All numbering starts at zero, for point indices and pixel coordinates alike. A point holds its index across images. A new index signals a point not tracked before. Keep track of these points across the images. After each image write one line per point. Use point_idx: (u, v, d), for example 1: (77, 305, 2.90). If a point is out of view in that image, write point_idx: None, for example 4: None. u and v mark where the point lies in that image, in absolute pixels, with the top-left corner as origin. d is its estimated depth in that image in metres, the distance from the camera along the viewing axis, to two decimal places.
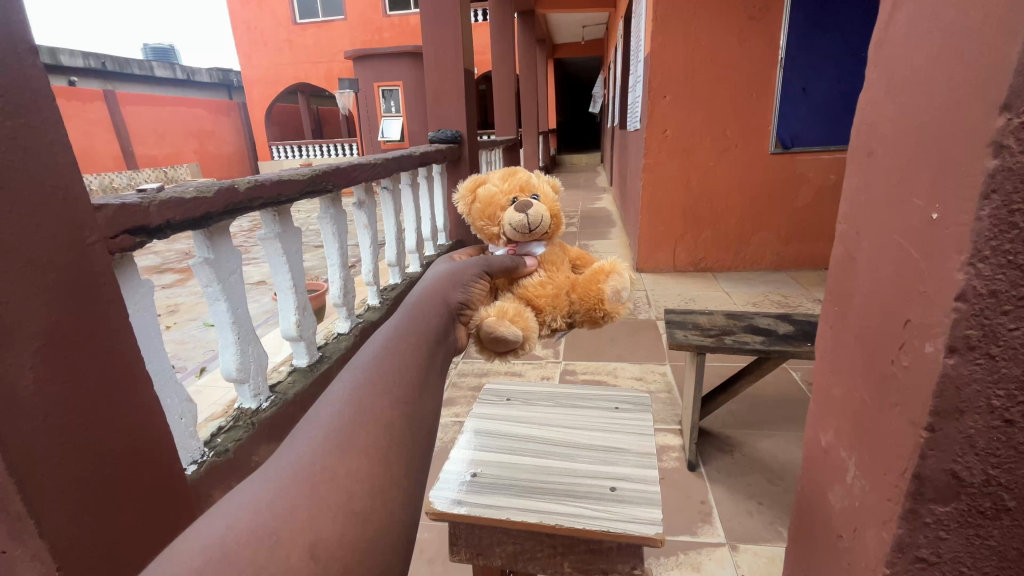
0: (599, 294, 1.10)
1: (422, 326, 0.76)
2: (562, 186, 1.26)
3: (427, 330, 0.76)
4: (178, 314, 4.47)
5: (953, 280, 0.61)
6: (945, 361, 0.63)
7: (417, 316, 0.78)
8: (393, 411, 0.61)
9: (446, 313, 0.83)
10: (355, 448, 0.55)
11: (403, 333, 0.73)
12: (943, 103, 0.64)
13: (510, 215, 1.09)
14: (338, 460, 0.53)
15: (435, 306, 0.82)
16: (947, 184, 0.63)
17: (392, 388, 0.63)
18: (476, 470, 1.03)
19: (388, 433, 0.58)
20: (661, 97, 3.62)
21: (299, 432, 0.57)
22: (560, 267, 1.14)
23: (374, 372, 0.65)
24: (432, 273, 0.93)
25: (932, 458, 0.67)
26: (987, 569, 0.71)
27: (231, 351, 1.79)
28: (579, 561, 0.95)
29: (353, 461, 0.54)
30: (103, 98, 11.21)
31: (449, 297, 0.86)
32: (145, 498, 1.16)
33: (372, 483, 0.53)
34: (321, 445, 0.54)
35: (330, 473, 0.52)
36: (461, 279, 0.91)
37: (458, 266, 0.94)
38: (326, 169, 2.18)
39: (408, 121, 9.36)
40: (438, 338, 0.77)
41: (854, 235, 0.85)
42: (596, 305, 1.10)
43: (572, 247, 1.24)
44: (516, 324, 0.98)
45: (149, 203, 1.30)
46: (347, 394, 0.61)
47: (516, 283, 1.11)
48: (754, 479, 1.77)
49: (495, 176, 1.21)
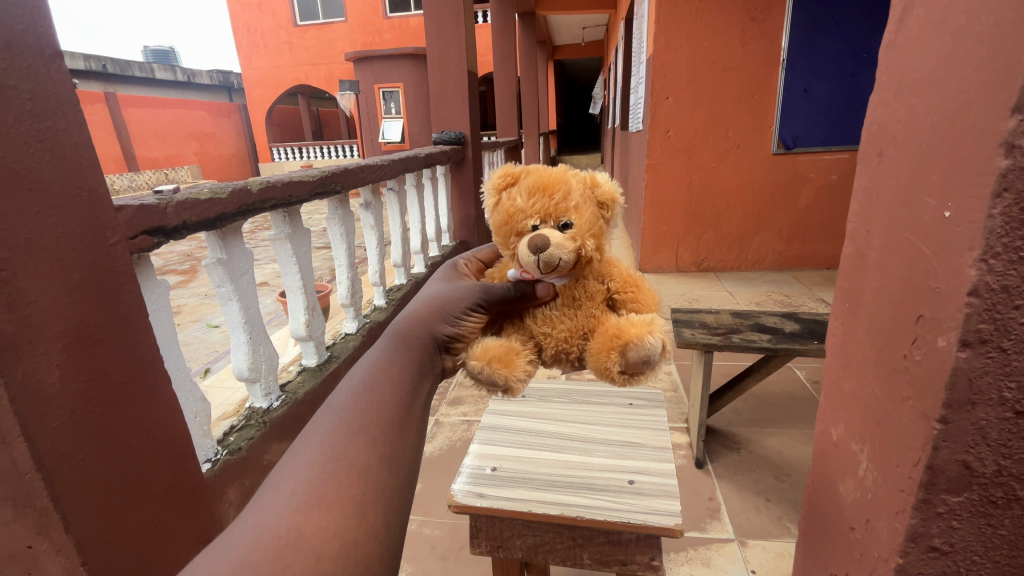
0: (610, 360, 0.95)
1: (403, 358, 0.89)
2: (616, 201, 1.10)
3: (409, 362, 0.89)
4: (183, 314, 4.49)
5: (966, 276, 0.63)
6: (958, 354, 0.65)
7: (400, 346, 0.92)
8: (367, 455, 0.71)
9: (429, 345, 0.95)
10: (326, 506, 0.63)
11: (384, 370, 0.85)
12: (954, 104, 0.66)
13: (520, 250, 0.99)
14: (306, 519, 0.61)
15: (420, 336, 0.95)
16: (958, 182, 0.65)
17: (368, 429, 0.74)
18: (494, 464, 1.04)
19: (360, 480, 0.68)
20: (664, 98, 3.64)
21: (278, 482, 0.66)
22: (582, 304, 1.05)
23: (354, 407, 0.77)
24: (423, 295, 1.05)
25: (945, 449, 0.69)
26: (998, 558, 0.73)
27: (243, 350, 1.81)
28: (599, 553, 0.96)
29: (320, 518, 0.62)
30: (105, 100, 11.23)
31: (434, 328, 0.97)
32: (166, 495, 1.19)
33: (341, 536, 0.62)
34: (289, 506, 0.62)
35: (297, 534, 0.60)
36: (449, 308, 0.99)
37: (449, 293, 1.02)
38: (334, 170, 2.20)
39: (408, 122, 9.41)
40: (419, 368, 0.90)
41: (864, 234, 0.87)
42: (602, 370, 0.97)
43: (619, 271, 1.10)
44: (496, 376, 0.94)
45: (166, 204, 1.31)
46: (317, 450, 0.70)
47: (528, 311, 1.07)
48: (761, 476, 1.79)
49: (527, 182, 1.08)
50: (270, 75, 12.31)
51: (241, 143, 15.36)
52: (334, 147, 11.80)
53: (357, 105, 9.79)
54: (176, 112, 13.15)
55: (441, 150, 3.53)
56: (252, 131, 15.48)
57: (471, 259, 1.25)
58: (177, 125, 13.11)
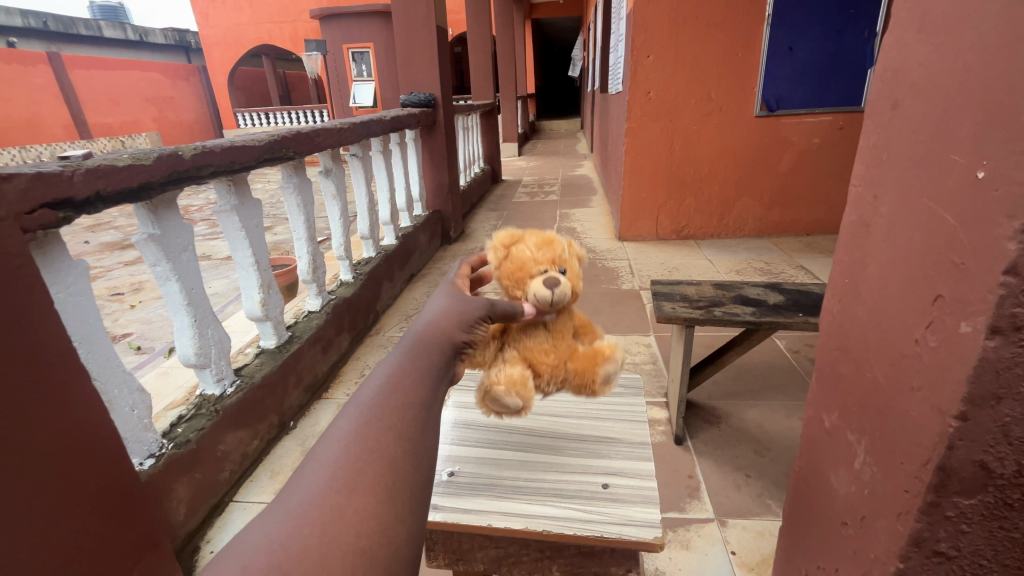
0: (594, 371, 0.97)
1: (423, 361, 0.67)
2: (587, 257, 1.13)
3: (430, 367, 0.67)
4: (143, 292, 4.25)
5: (1003, 251, 0.52)
6: (985, 343, 0.55)
7: (418, 352, 0.68)
8: (397, 447, 0.56)
9: (450, 353, 0.72)
10: (364, 485, 0.51)
11: (408, 373, 0.64)
12: (995, 38, 0.53)
13: (534, 287, 0.94)
14: (347, 498, 0.49)
15: (437, 343, 0.71)
16: (995, 137, 0.54)
17: (399, 420, 0.58)
18: (453, 468, 0.94)
19: (391, 469, 0.54)
20: (644, 57, 3.46)
21: (305, 465, 0.53)
22: (568, 331, 1.03)
23: (379, 406, 0.59)
24: (438, 301, 0.82)
25: (962, 448, 0.60)
26: (1007, 562, 0.66)
27: (188, 334, 1.65)
28: (569, 564, 0.87)
29: (362, 497, 0.50)
30: (48, 61, 10.37)
31: (450, 335, 0.74)
32: (87, 501, 1.07)
33: (382, 525, 0.50)
34: (329, 484, 0.50)
35: (339, 514, 0.48)
36: (465, 314, 0.79)
37: (470, 301, 0.81)
38: (285, 135, 2.00)
39: (380, 86, 8.97)
40: (441, 378, 0.67)
41: (871, 200, 0.76)
42: (583, 381, 0.97)
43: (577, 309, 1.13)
44: (519, 395, 0.90)
45: (72, 172, 1.14)
46: (354, 430, 0.56)
47: (517, 340, 0.99)
48: (741, 451, 1.74)
49: (530, 238, 1.05)
50: (230, 34, 11.55)
51: (203, 109, 14.52)
52: (302, 111, 11.18)
53: (325, 67, 9.26)
54: (129, 75, 12.28)
55: (409, 112, 3.31)
56: (213, 95, 14.61)
57: (462, 266, 1.00)
58: (131, 89, 12.26)
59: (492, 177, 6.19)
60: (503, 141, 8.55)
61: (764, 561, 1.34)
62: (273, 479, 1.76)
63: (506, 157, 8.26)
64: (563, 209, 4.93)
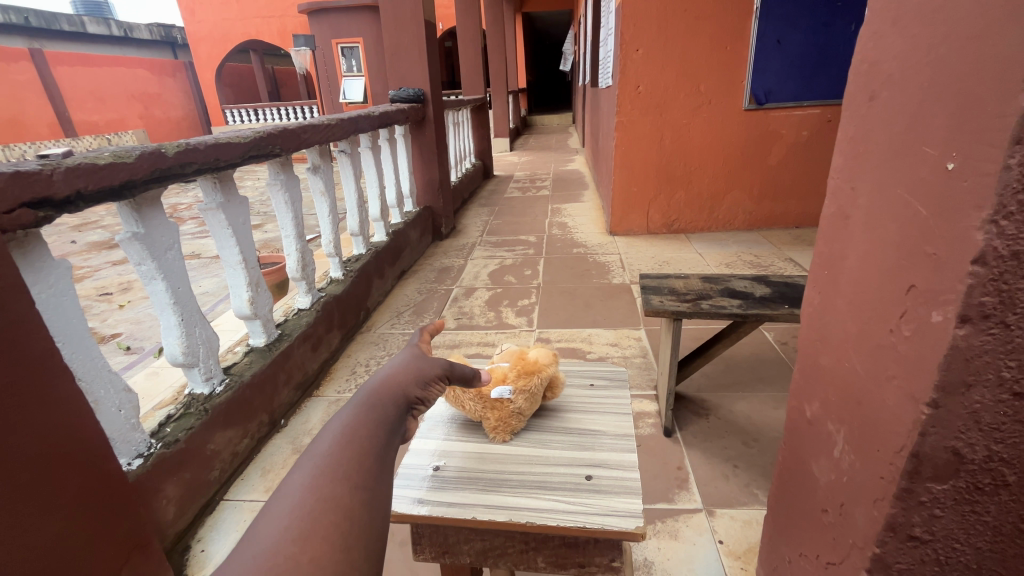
0: (535, 362, 1.05)
1: (378, 413, 0.67)
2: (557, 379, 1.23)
3: (381, 420, 0.66)
4: (132, 291, 4.21)
5: (972, 241, 0.53)
6: (956, 332, 0.56)
7: (373, 405, 0.68)
8: (353, 495, 0.56)
9: (401, 407, 0.70)
10: (319, 533, 0.51)
11: (357, 427, 0.63)
12: (966, 31, 0.54)
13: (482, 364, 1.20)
14: (302, 546, 0.49)
15: (390, 401, 0.70)
16: (966, 129, 0.54)
17: (353, 465, 0.58)
18: (439, 463, 0.95)
19: (346, 515, 0.53)
20: (634, 51, 3.46)
21: (259, 521, 0.52)
22: None
23: (334, 460, 0.58)
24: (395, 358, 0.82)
25: (933, 435, 0.61)
26: (980, 544, 0.68)
27: (175, 333, 1.64)
28: (554, 555, 0.88)
29: (317, 546, 0.50)
30: (30, 58, 10.19)
31: (404, 391, 0.73)
32: (74, 502, 1.07)
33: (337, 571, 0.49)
34: (284, 534, 0.50)
35: (294, 563, 0.48)
36: (420, 370, 0.78)
37: (427, 359, 0.82)
38: (272, 131, 1.98)
39: (370, 81, 8.89)
40: (390, 431, 0.66)
41: (850, 192, 0.76)
42: (537, 368, 1.03)
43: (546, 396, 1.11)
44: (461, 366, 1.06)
45: (52, 171, 1.12)
46: (309, 480, 0.56)
47: None
48: (730, 443, 1.76)
49: None
50: (216, 29, 11.40)
51: (190, 106, 14.34)
52: (292, 108, 11.08)
53: (314, 62, 9.15)
54: (114, 72, 12.10)
55: (397, 108, 3.30)
56: (201, 91, 14.44)
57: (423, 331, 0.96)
58: (116, 85, 12.07)
59: (483, 173, 6.17)
60: (495, 136, 8.53)
61: (750, 550, 1.36)
62: (264, 477, 1.75)
63: (498, 152, 8.24)
64: (555, 204, 4.93)
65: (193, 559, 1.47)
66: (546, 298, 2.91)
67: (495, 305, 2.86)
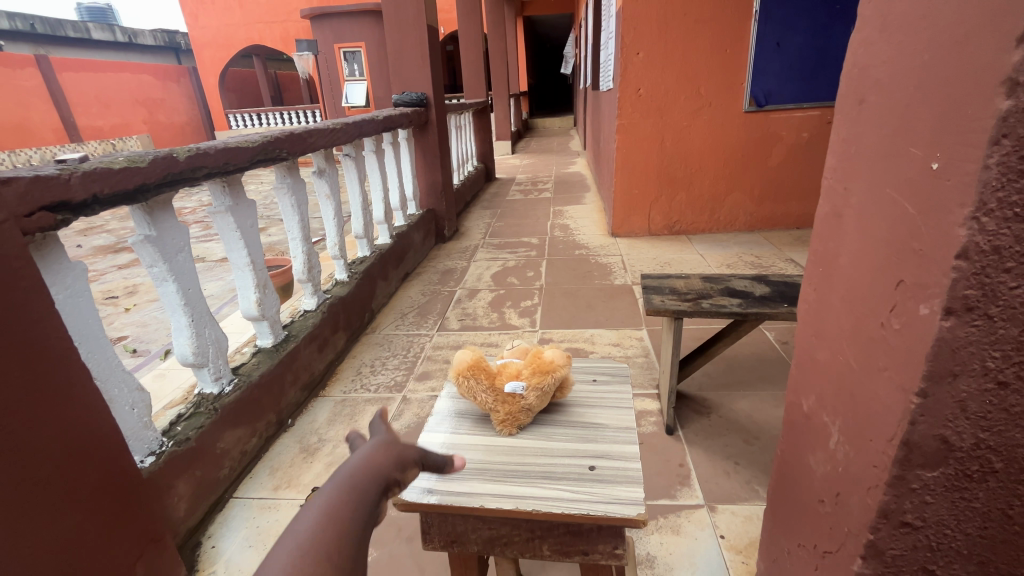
0: (550, 362, 1.06)
1: (354, 495, 0.62)
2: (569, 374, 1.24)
3: (360, 500, 0.62)
4: (138, 294, 4.25)
5: (954, 236, 0.56)
6: (941, 323, 0.59)
7: (352, 483, 0.64)
8: None
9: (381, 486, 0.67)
10: None
11: (334, 509, 0.58)
12: (948, 37, 0.57)
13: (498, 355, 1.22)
14: None
15: (370, 478, 0.66)
16: (949, 130, 0.57)
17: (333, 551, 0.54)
18: (447, 455, 0.97)
19: None
20: (634, 54, 3.50)
21: None
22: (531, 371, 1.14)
23: (313, 543, 0.54)
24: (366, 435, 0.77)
25: (923, 424, 0.64)
26: (970, 530, 0.70)
27: (185, 334, 1.67)
28: (559, 544, 0.91)
29: None
30: (36, 64, 10.29)
31: (385, 470, 0.68)
32: (91, 498, 1.10)
33: None
34: None
35: None
36: (399, 450, 0.74)
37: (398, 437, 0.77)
38: (278, 135, 2.02)
39: (373, 85, 8.97)
40: (369, 515, 0.61)
41: (842, 191, 0.79)
42: (551, 368, 1.04)
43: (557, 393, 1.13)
44: (477, 358, 1.09)
45: (70, 175, 1.16)
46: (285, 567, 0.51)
47: None
48: (731, 440, 1.78)
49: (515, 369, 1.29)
50: (220, 35, 11.51)
51: (194, 111, 14.45)
52: (295, 112, 11.16)
53: (316, 66, 9.22)
54: (119, 78, 12.21)
55: (401, 112, 3.34)
56: (205, 96, 14.54)
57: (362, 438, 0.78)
58: (121, 91, 12.17)
59: (485, 176, 6.21)
60: (496, 139, 8.59)
61: (751, 544, 1.39)
62: (272, 475, 1.78)
63: (500, 155, 8.30)
64: (557, 207, 4.97)
65: (204, 555, 1.49)
66: (548, 299, 2.94)
67: (499, 306, 2.89)
